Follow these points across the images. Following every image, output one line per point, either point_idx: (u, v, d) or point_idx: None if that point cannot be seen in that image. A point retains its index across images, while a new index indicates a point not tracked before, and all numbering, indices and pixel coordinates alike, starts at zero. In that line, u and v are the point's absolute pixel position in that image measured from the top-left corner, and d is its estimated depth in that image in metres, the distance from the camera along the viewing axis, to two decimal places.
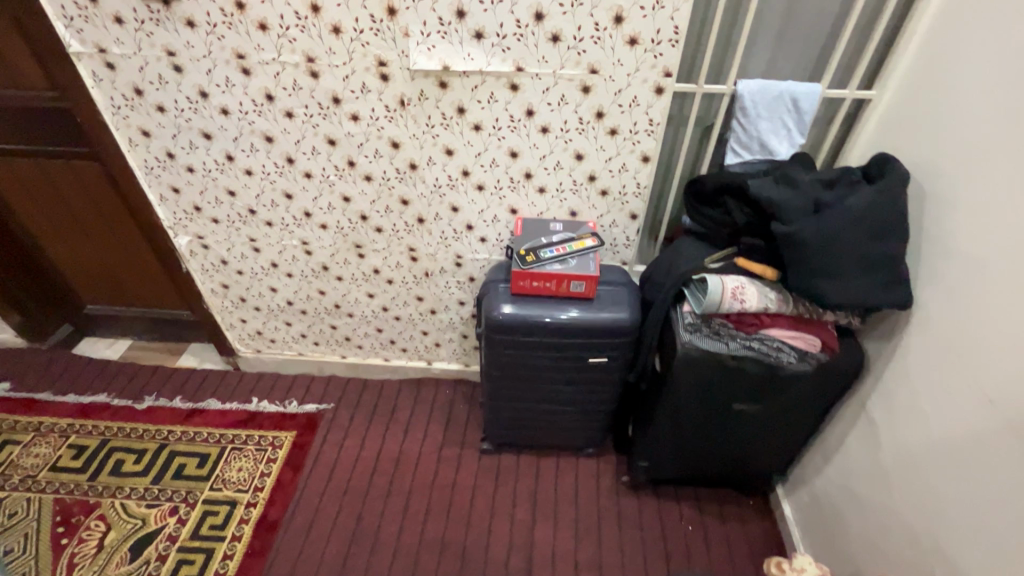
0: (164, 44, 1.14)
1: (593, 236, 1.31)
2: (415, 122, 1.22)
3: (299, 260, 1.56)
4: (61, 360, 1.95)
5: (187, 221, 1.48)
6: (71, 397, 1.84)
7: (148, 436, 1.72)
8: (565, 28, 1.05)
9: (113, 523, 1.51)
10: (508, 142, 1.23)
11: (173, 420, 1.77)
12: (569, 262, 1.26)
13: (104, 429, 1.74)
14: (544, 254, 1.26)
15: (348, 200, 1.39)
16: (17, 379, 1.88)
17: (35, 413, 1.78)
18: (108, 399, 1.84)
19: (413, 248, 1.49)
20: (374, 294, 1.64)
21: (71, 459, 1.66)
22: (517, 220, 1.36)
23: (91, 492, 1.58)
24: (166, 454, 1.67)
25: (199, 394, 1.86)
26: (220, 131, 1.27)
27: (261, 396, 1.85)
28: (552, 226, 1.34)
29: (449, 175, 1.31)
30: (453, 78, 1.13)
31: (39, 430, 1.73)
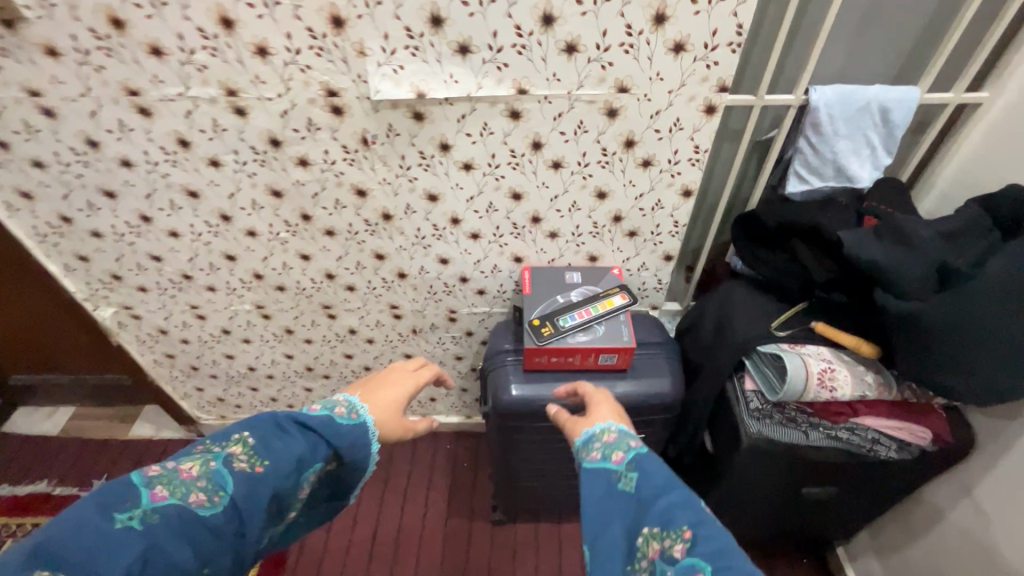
0: (20, 82, 0.81)
1: (621, 290, 1.04)
2: (385, 164, 0.92)
3: (256, 325, 1.27)
4: None
5: (107, 292, 1.18)
6: (4, 490, 1.56)
7: None
8: (584, 35, 0.75)
9: None
10: (509, 181, 0.95)
11: None
12: (596, 329, 1.00)
13: None
14: (563, 322, 0.99)
15: (307, 259, 1.10)
16: None
17: None
18: (48, 489, 1.57)
19: (395, 306, 1.21)
20: (352, 354, 1.36)
21: None
22: (524, 272, 1.08)
23: None
24: None
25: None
26: (125, 187, 0.96)
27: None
28: (569, 278, 1.07)
29: (434, 224, 1.03)
30: (431, 107, 0.83)
31: None
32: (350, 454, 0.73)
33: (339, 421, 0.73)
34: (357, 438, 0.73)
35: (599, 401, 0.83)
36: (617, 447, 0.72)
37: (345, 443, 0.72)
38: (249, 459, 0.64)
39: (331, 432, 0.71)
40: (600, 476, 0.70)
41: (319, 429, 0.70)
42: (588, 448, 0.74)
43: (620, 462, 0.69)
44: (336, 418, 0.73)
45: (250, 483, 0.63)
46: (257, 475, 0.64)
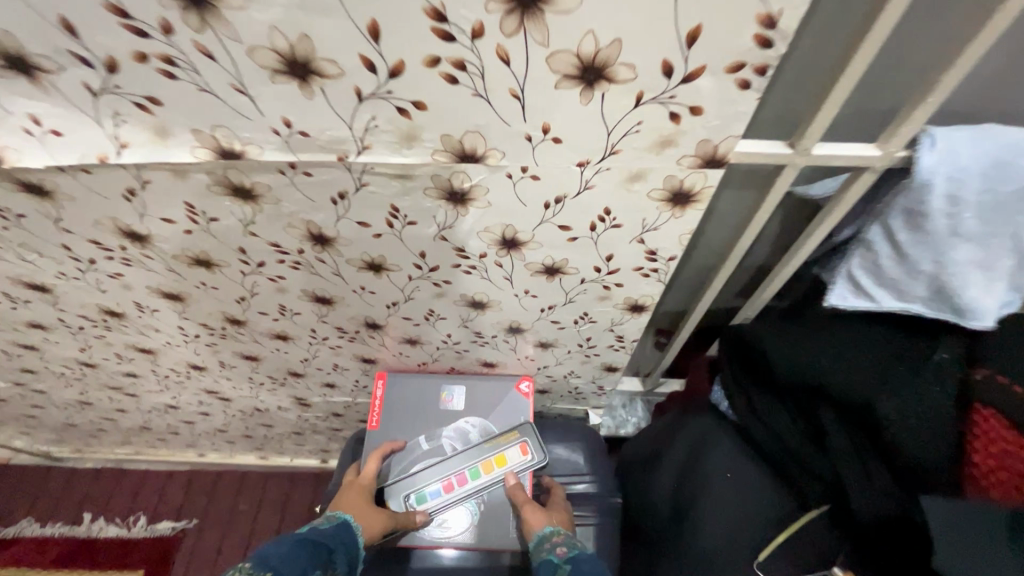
0: None
1: (521, 436, 0.65)
2: (43, 254, 0.47)
3: (34, 395, 0.89)
4: None
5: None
6: None
7: None
8: (322, 35, 0.27)
9: None
10: (296, 283, 0.50)
11: None
12: (473, 510, 0.62)
13: None
14: (417, 502, 0.61)
15: (36, 348, 0.69)
16: None
17: None
18: None
19: (213, 390, 0.82)
20: (193, 420, 1.00)
21: None
22: (380, 379, 0.68)
23: None
24: None
25: (7, 518, 1.30)
26: None
27: (95, 511, 1.31)
28: (446, 403, 0.66)
29: (202, 324, 0.60)
30: (49, 176, 0.37)
31: None
32: (348, 564, 0.51)
33: (319, 527, 0.52)
34: (352, 537, 0.53)
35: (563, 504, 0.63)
36: (561, 540, 0.54)
37: (340, 542, 0.51)
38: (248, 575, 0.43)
39: (319, 534, 0.50)
40: None
41: (308, 535, 0.49)
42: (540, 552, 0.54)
43: (562, 556, 0.51)
44: (317, 523, 0.52)
45: None
46: None
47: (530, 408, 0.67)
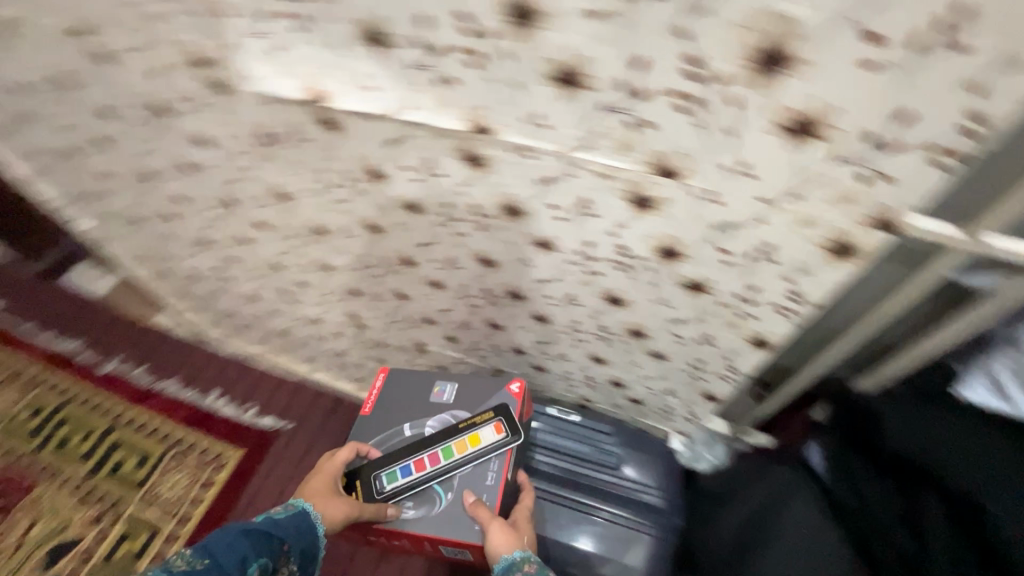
0: None
1: (496, 416, 0.74)
2: (302, 170, 0.61)
3: (222, 281, 1.11)
4: (46, 289, 1.66)
5: (77, 210, 1.06)
6: (46, 339, 1.58)
7: (100, 411, 1.48)
8: (596, 55, 0.35)
9: (42, 513, 1.34)
10: (473, 242, 0.60)
11: (127, 397, 1.52)
12: (441, 497, 0.70)
13: (66, 388, 1.51)
14: (387, 481, 0.71)
15: (249, 243, 0.87)
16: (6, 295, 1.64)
17: (11, 345, 1.56)
18: (77, 349, 1.58)
19: (356, 315, 0.97)
20: (324, 338, 1.17)
21: (25, 418, 1.45)
22: (381, 372, 0.82)
23: (24, 469, 1.38)
24: (110, 441, 1.45)
25: (159, 372, 1.57)
26: (38, 116, 0.77)
27: (222, 391, 1.54)
28: (436, 395, 0.78)
29: (381, 256, 0.72)
30: (343, 118, 0.50)
31: (5, 372, 1.51)
32: (295, 548, 0.62)
33: (276, 516, 0.63)
34: (302, 526, 0.63)
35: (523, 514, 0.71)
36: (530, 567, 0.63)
37: (287, 531, 0.62)
38: (189, 560, 0.57)
39: (269, 523, 0.62)
40: None
41: (259, 525, 0.61)
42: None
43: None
44: (274, 512, 0.64)
45: None
46: None
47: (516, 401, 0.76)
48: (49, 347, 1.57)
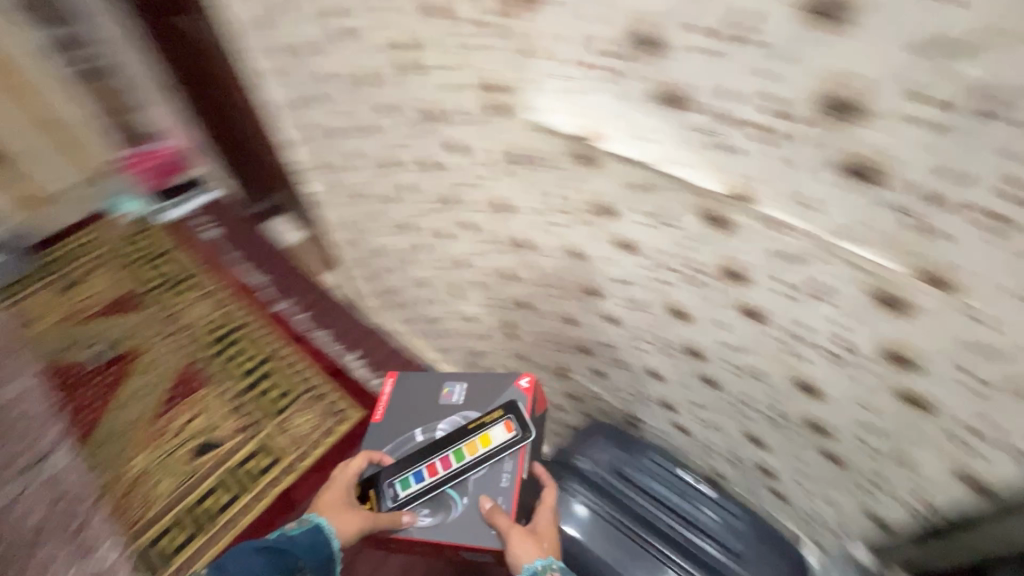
0: None
1: (504, 414, 0.87)
2: (534, 191, 0.69)
3: (401, 262, 1.25)
4: (251, 232, 1.99)
5: (313, 175, 1.27)
6: (241, 272, 1.90)
7: (263, 342, 1.74)
8: (906, 159, 0.37)
9: (201, 412, 1.58)
10: (673, 291, 0.64)
11: (285, 337, 1.75)
12: (456, 502, 0.83)
13: (245, 315, 1.79)
14: (399, 489, 0.84)
15: (447, 238, 0.98)
16: (223, 229, 2.00)
17: (216, 270, 1.89)
18: (260, 286, 1.87)
19: (512, 325, 1.04)
20: (468, 335, 1.26)
21: (210, 332, 1.74)
22: (388, 380, 0.98)
23: (199, 371, 1.65)
24: (264, 369, 1.67)
25: (316, 322, 1.81)
26: (327, 99, 0.95)
27: (361, 354, 1.74)
28: (447, 397, 0.93)
29: (569, 281, 0.78)
30: (603, 158, 0.57)
31: (206, 290, 1.84)
32: (304, 560, 0.79)
33: (293, 534, 0.81)
34: (310, 542, 0.79)
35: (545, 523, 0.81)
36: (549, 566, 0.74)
37: (297, 549, 0.79)
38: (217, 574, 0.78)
39: (282, 543, 0.80)
40: None
41: (273, 545, 0.79)
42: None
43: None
44: (293, 529, 0.82)
45: None
46: None
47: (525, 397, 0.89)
48: (242, 279, 1.88)
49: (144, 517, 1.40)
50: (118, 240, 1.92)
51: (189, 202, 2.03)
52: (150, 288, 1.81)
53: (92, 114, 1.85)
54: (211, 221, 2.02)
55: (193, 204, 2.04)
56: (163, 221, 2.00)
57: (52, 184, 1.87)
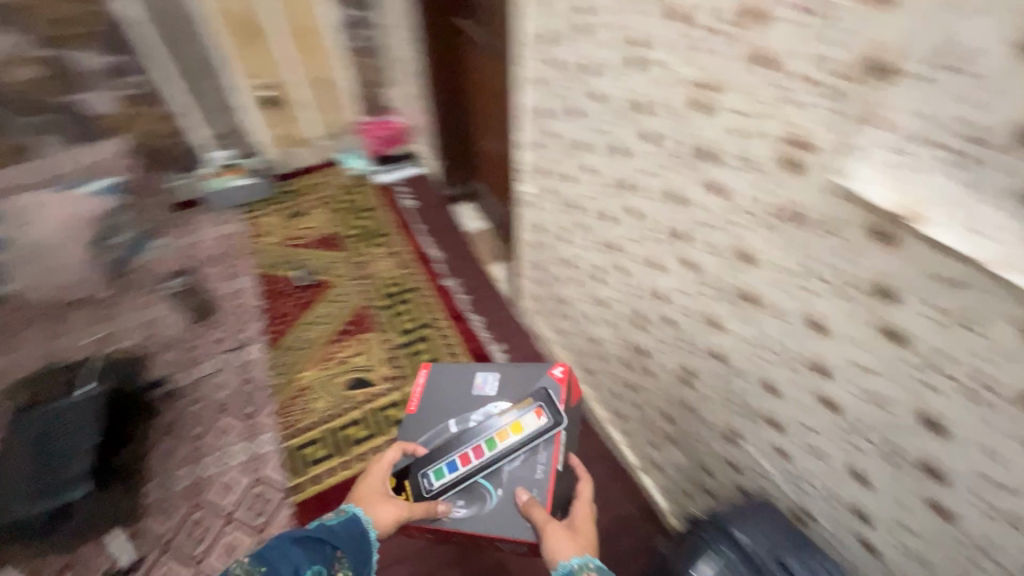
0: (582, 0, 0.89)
1: (533, 404, 1.06)
2: (795, 250, 0.68)
3: (586, 277, 1.30)
4: (443, 211, 2.18)
5: (529, 177, 1.38)
6: (425, 242, 2.07)
7: (427, 308, 1.86)
8: None
9: (364, 352, 1.75)
10: (934, 397, 0.58)
11: (446, 310, 1.86)
12: (491, 493, 1.01)
13: (418, 280, 1.94)
14: (435, 478, 1.00)
15: (655, 268, 1.00)
16: (422, 201, 2.22)
17: (405, 234, 2.09)
18: (437, 258, 2.02)
19: (689, 371, 1.02)
20: (628, 366, 1.26)
21: (389, 285, 1.92)
22: (423, 372, 1.20)
23: (372, 317, 1.83)
24: (422, 333, 1.79)
25: (474, 306, 1.88)
26: (586, 115, 1.02)
27: (505, 347, 1.76)
28: (481, 390, 1.14)
29: (791, 348, 0.75)
30: (907, 239, 0.54)
31: (395, 249, 2.04)
32: (344, 549, 0.80)
33: (330, 524, 0.83)
34: (350, 529, 0.84)
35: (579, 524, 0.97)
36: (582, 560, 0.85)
37: (340, 537, 0.81)
38: (249, 567, 0.72)
39: (323, 532, 0.80)
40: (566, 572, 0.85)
41: (314, 534, 0.79)
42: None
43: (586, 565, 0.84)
44: (328, 522, 0.84)
45: None
46: None
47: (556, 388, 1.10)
48: (423, 248, 2.05)
49: (296, 425, 1.57)
50: (338, 189, 2.24)
51: (401, 171, 2.31)
52: (352, 235, 2.07)
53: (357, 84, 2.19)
54: (414, 193, 2.25)
55: (404, 174, 2.31)
56: (376, 182, 2.28)
57: (307, 131, 2.23)
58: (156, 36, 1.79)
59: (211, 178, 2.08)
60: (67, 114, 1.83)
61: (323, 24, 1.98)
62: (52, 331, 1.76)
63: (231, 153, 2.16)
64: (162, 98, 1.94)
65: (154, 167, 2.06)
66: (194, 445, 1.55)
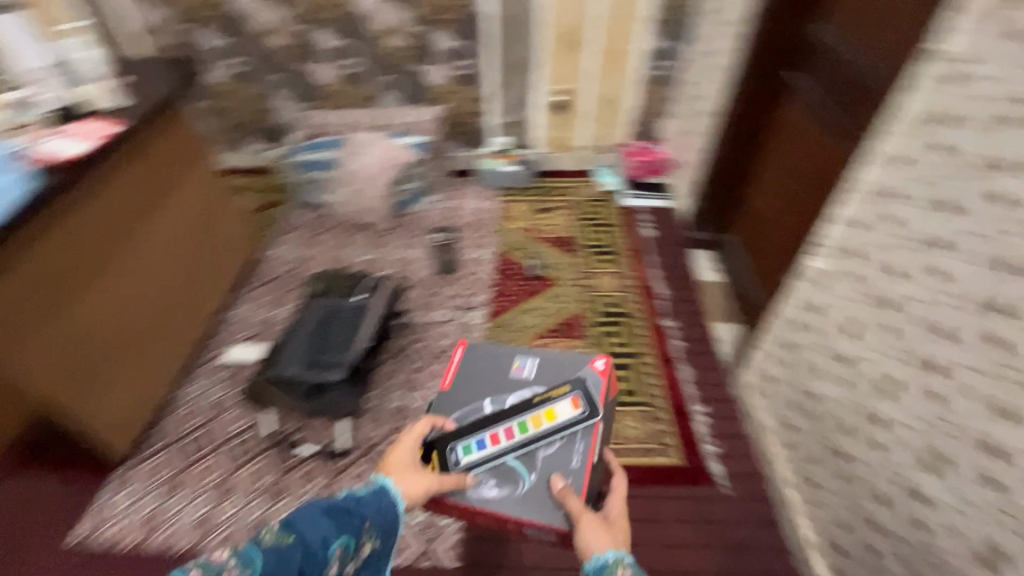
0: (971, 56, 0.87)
1: (572, 392, 1.08)
2: None
3: (826, 332, 1.22)
4: (676, 251, 2.15)
5: (824, 255, 1.23)
6: (652, 274, 2.04)
7: (637, 337, 1.80)
8: None
9: (567, 354, 1.74)
10: None
11: (656, 348, 1.77)
12: (524, 480, 1.04)
13: (635, 308, 1.90)
14: (462, 455, 1.04)
15: (946, 339, 0.92)
16: (661, 233, 2.23)
17: (635, 260, 2.09)
18: (659, 294, 1.96)
19: (944, 458, 0.92)
20: (850, 438, 1.16)
21: (607, 304, 1.91)
22: (461, 348, 1.24)
23: (584, 325, 1.83)
24: (627, 360, 1.73)
25: (686, 355, 1.76)
26: (914, 168, 0.98)
27: (709, 412, 1.60)
28: (518, 369, 1.18)
29: None
30: None
31: (621, 270, 2.04)
32: (374, 520, 0.92)
33: (359, 494, 0.94)
34: (380, 499, 0.94)
35: (616, 515, 1.00)
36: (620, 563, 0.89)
37: (370, 509, 0.93)
38: (278, 535, 0.84)
39: (347, 503, 0.92)
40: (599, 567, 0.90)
41: (338, 507, 0.91)
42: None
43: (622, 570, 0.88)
44: (357, 492, 0.95)
45: (282, 554, 0.81)
46: (282, 549, 0.81)
47: (599, 375, 1.12)
48: (650, 281, 2.01)
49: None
50: (584, 201, 2.35)
51: (650, 201, 2.36)
52: (586, 246, 2.14)
53: (636, 105, 2.37)
54: (653, 223, 2.27)
55: (651, 204, 2.36)
56: (622, 203, 2.35)
57: (578, 138, 2.46)
58: (499, 31, 2.13)
59: (487, 158, 2.40)
60: (411, 80, 2.27)
61: (634, 49, 2.20)
62: (340, 238, 2.14)
63: (509, 141, 2.46)
64: (479, 83, 2.29)
65: (451, 136, 2.44)
66: (411, 375, 1.67)
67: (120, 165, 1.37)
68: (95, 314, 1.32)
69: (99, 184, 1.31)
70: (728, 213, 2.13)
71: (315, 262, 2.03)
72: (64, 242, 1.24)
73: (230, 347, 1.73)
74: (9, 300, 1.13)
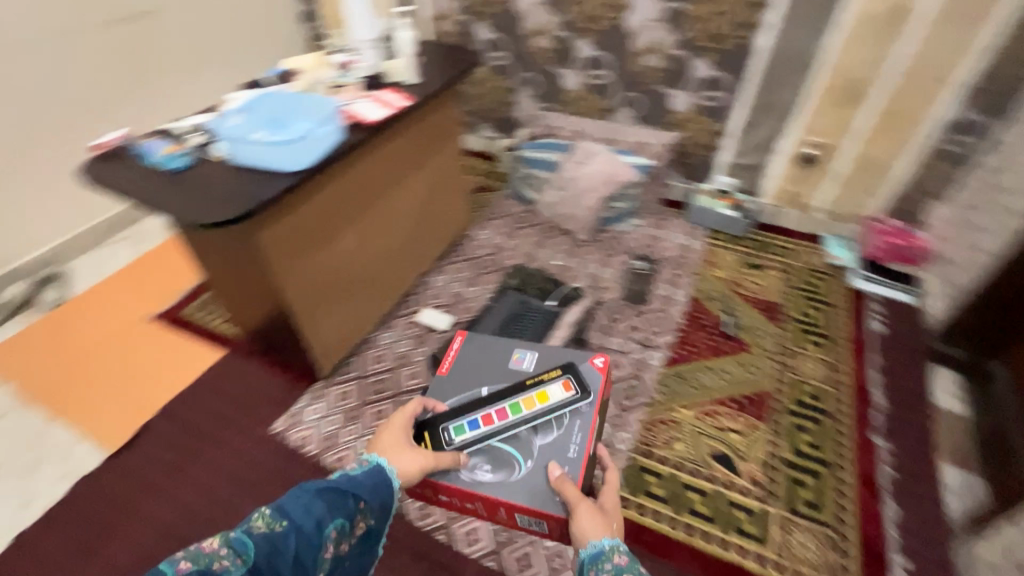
0: None
1: (562, 375, 1.24)
2: None
3: None
4: (912, 359, 1.78)
5: None
6: (872, 378, 1.72)
7: (837, 445, 1.54)
8: None
9: (744, 434, 1.55)
10: None
11: (859, 466, 1.49)
12: (522, 465, 1.16)
13: (841, 410, 1.62)
14: (455, 434, 1.15)
15: None
16: (893, 331, 1.86)
17: (853, 354, 1.78)
18: (876, 404, 1.65)
19: None
20: None
21: (807, 393, 1.66)
22: (461, 337, 1.42)
23: (772, 409, 1.62)
24: (817, 467, 1.49)
25: (897, 489, 1.45)
26: None
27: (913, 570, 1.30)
28: (518, 361, 1.35)
29: None
30: None
31: (832, 361, 1.76)
32: (367, 499, 0.92)
33: (353, 475, 0.95)
34: (373, 479, 0.96)
35: (609, 504, 1.04)
36: (616, 553, 0.91)
37: (364, 488, 0.93)
38: (271, 523, 0.79)
39: (342, 485, 0.91)
40: (598, 558, 0.91)
41: (331, 488, 0.88)
42: (597, 568, 0.89)
43: (620, 561, 0.89)
44: (350, 472, 0.96)
45: (276, 540, 0.77)
46: (276, 536, 0.78)
47: (593, 375, 1.26)
48: (868, 385, 1.70)
49: (650, 448, 1.52)
50: (803, 268, 2.09)
51: (888, 291, 1.97)
52: (794, 319, 1.89)
53: (907, 178, 2.00)
54: (887, 317, 1.91)
55: (887, 295, 1.98)
56: (850, 284, 2.02)
57: (816, 199, 2.18)
58: (766, 69, 1.96)
59: (705, 195, 2.25)
60: (652, 101, 2.22)
61: (929, 116, 1.85)
62: (538, 237, 2.20)
63: (734, 183, 2.29)
64: (723, 117, 2.15)
65: (673, 164, 2.35)
66: None
67: (395, 134, 1.54)
68: (346, 254, 1.53)
69: (377, 147, 1.48)
70: (998, 334, 1.67)
71: (512, 254, 2.12)
72: (341, 190, 1.42)
73: (421, 309, 1.88)
74: (291, 227, 1.32)
